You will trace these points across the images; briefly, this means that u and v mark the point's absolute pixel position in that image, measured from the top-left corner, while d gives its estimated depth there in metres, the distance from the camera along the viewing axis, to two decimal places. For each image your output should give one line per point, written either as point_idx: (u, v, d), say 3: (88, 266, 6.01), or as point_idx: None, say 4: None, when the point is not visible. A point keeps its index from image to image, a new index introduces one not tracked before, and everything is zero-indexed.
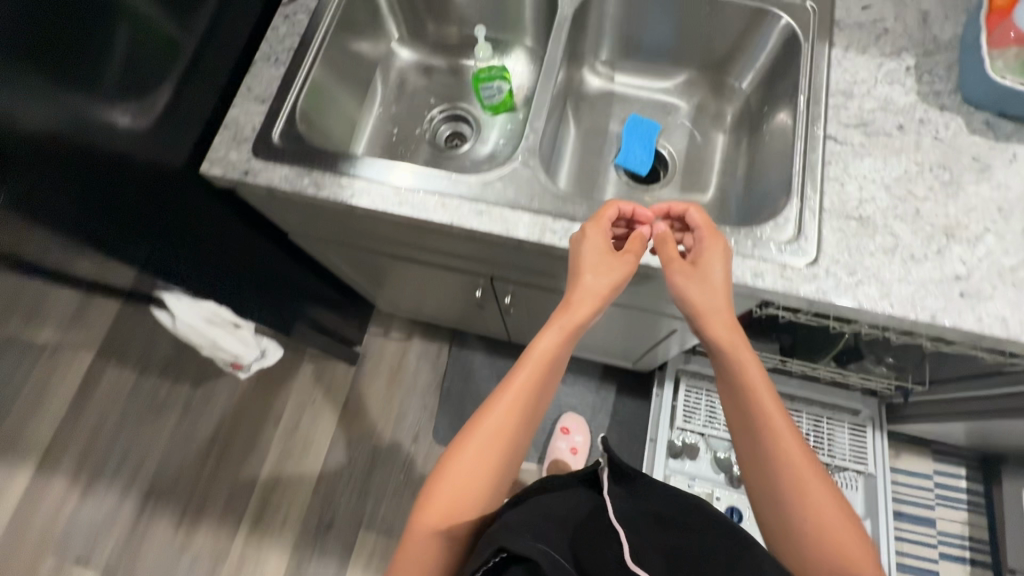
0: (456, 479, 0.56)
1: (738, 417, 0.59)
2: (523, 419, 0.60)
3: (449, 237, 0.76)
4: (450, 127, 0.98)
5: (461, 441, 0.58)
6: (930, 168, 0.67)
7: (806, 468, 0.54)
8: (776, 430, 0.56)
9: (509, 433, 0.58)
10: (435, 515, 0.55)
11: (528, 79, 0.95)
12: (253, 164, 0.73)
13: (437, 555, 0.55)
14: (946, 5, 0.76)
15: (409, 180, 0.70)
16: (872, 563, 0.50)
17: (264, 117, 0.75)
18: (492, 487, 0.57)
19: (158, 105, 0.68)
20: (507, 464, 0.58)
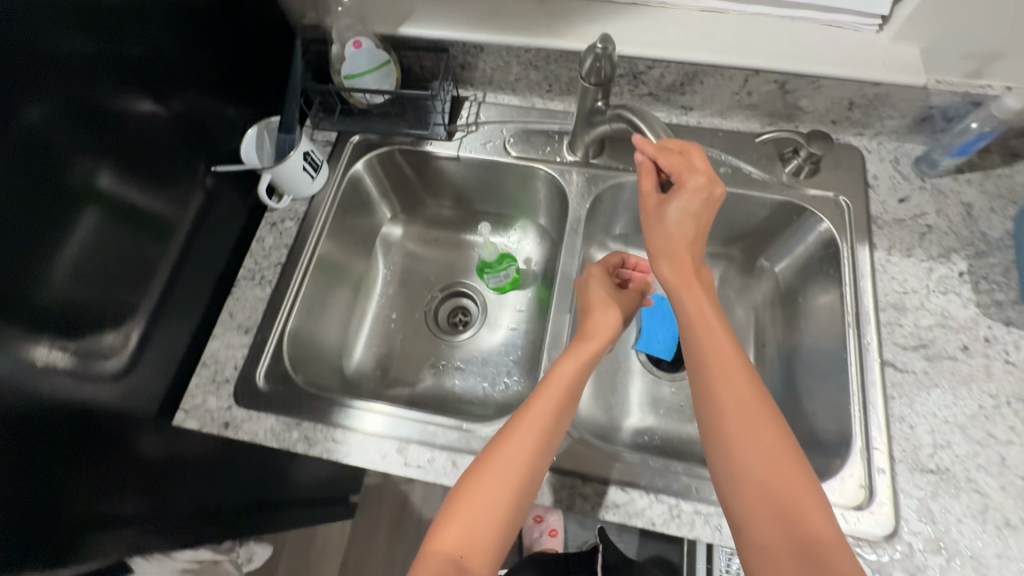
0: (467, 511, 0.49)
1: (702, 397, 0.51)
2: (547, 433, 0.54)
3: None
4: (451, 307, 0.89)
5: (471, 480, 0.51)
6: (1008, 403, 0.59)
7: (781, 463, 0.46)
8: (738, 418, 0.48)
9: (531, 457, 0.52)
10: (444, 554, 0.47)
11: (537, 255, 0.89)
12: (234, 413, 0.64)
13: None
14: (989, 195, 0.70)
15: (414, 432, 0.62)
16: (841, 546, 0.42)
17: (247, 352, 0.68)
18: (507, 525, 0.49)
19: (117, 350, 0.59)
20: (513, 499, 0.50)
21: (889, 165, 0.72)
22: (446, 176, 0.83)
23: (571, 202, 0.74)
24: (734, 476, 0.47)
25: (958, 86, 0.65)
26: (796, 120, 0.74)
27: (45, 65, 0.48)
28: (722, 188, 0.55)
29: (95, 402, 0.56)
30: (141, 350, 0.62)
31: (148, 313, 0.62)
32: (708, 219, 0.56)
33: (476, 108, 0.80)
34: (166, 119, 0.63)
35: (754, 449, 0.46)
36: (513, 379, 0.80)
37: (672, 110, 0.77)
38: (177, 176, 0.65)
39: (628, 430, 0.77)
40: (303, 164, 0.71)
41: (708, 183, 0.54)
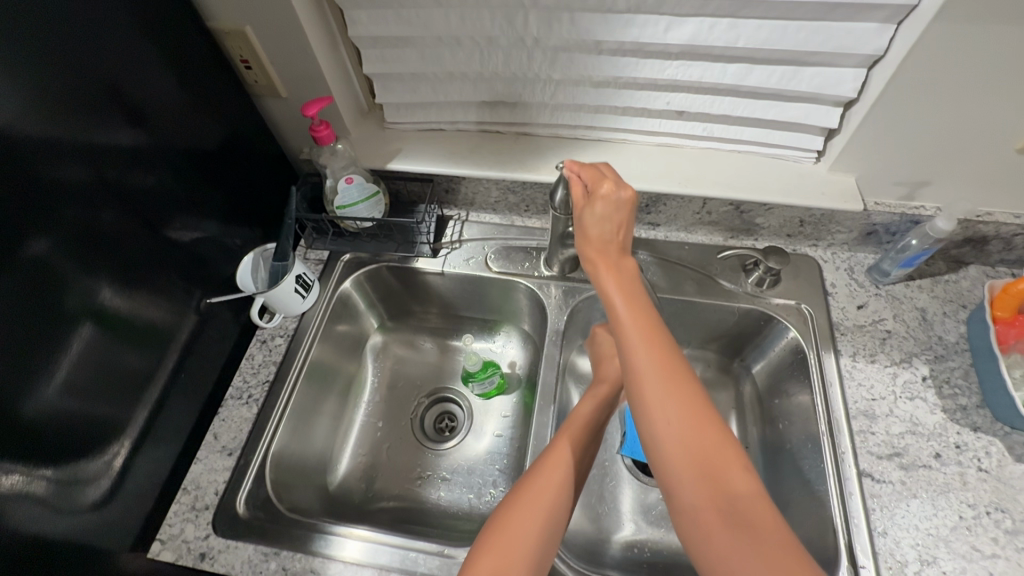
0: (499, 537, 0.51)
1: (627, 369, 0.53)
2: (567, 461, 0.57)
3: None
4: (438, 412, 0.90)
5: (504, 514, 0.53)
6: (988, 512, 0.59)
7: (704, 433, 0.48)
8: (660, 387, 0.50)
9: (553, 483, 0.55)
10: None
11: (522, 358, 0.91)
12: (212, 543, 0.63)
13: None
14: (940, 300, 0.75)
15: (394, 559, 0.61)
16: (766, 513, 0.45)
17: (229, 476, 0.68)
18: (542, 550, 0.51)
19: (101, 474, 0.59)
20: (539, 522, 0.52)
21: (845, 273, 0.78)
22: (433, 288, 0.88)
23: (550, 314, 0.79)
24: (659, 441, 0.49)
25: (894, 208, 0.72)
26: (754, 234, 0.80)
27: (56, 205, 0.53)
28: (630, 191, 0.59)
29: (71, 530, 0.56)
30: (124, 473, 0.62)
31: (134, 433, 0.64)
32: (626, 221, 0.61)
33: (460, 226, 0.87)
34: (166, 245, 0.68)
35: (679, 420, 0.49)
36: (499, 490, 0.79)
37: (640, 226, 0.83)
38: (175, 297, 0.70)
39: (617, 544, 0.75)
40: (295, 287, 0.75)
41: (615, 188, 0.59)
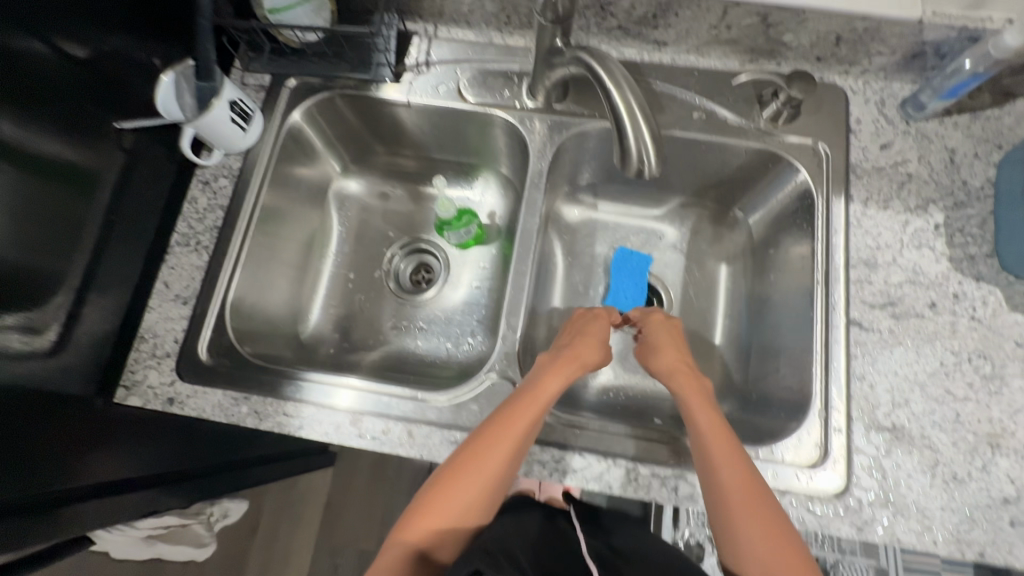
0: (433, 511, 0.50)
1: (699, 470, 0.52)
2: (510, 448, 0.51)
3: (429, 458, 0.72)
4: (413, 265, 0.85)
5: (429, 500, 0.51)
6: (969, 359, 0.58)
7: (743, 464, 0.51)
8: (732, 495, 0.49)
9: (495, 468, 0.51)
10: (416, 534, 0.50)
11: (502, 207, 0.84)
12: (178, 388, 0.61)
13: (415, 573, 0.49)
14: (975, 139, 0.66)
15: (368, 403, 0.60)
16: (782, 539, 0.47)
17: (187, 324, 0.64)
18: (487, 500, 0.51)
19: (40, 323, 0.54)
20: (481, 495, 0.51)
21: (874, 107, 0.68)
22: (400, 124, 0.77)
23: (532, 153, 0.69)
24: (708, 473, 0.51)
25: (954, 19, 0.59)
26: (778, 57, 0.68)
27: None
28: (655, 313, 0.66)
29: (11, 376, 0.51)
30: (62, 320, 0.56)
31: (61, 280, 0.56)
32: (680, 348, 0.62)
33: (426, 45, 0.72)
34: (62, 61, 0.54)
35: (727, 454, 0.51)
36: (477, 340, 0.78)
37: (644, 46, 0.70)
38: (83, 124, 0.57)
39: (593, 389, 0.76)
40: (231, 115, 0.64)
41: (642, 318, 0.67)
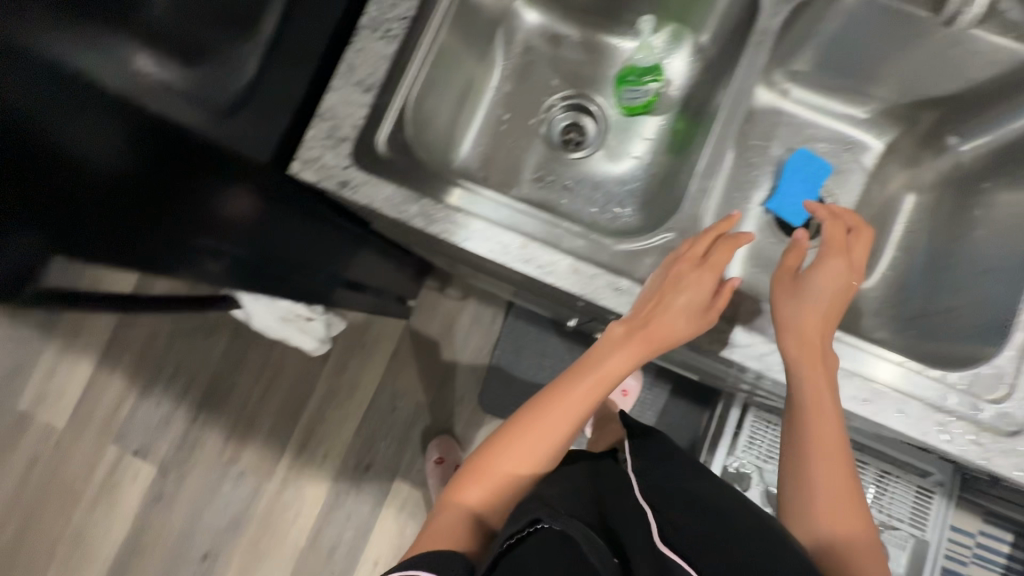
0: (488, 479, 0.57)
1: (797, 446, 0.63)
2: (567, 419, 0.57)
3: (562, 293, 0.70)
4: (567, 122, 0.80)
5: (482, 465, 0.58)
6: None
7: (841, 467, 0.61)
8: (827, 474, 0.61)
9: (552, 434, 0.57)
10: (473, 501, 0.57)
11: (682, 77, 0.77)
12: (352, 174, 0.61)
13: (469, 533, 0.55)
14: None
15: (538, 231, 0.58)
16: (864, 532, 0.60)
17: (368, 113, 0.62)
18: (544, 464, 0.57)
19: None
20: (538, 462, 0.57)
21: None
22: None
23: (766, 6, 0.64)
24: (818, 453, 0.61)
25: None
26: None
27: None
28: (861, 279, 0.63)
29: None
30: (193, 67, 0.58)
31: None
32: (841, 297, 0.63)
33: None
34: None
35: (831, 457, 0.61)
36: (626, 211, 0.75)
37: None
38: None
39: None
40: None
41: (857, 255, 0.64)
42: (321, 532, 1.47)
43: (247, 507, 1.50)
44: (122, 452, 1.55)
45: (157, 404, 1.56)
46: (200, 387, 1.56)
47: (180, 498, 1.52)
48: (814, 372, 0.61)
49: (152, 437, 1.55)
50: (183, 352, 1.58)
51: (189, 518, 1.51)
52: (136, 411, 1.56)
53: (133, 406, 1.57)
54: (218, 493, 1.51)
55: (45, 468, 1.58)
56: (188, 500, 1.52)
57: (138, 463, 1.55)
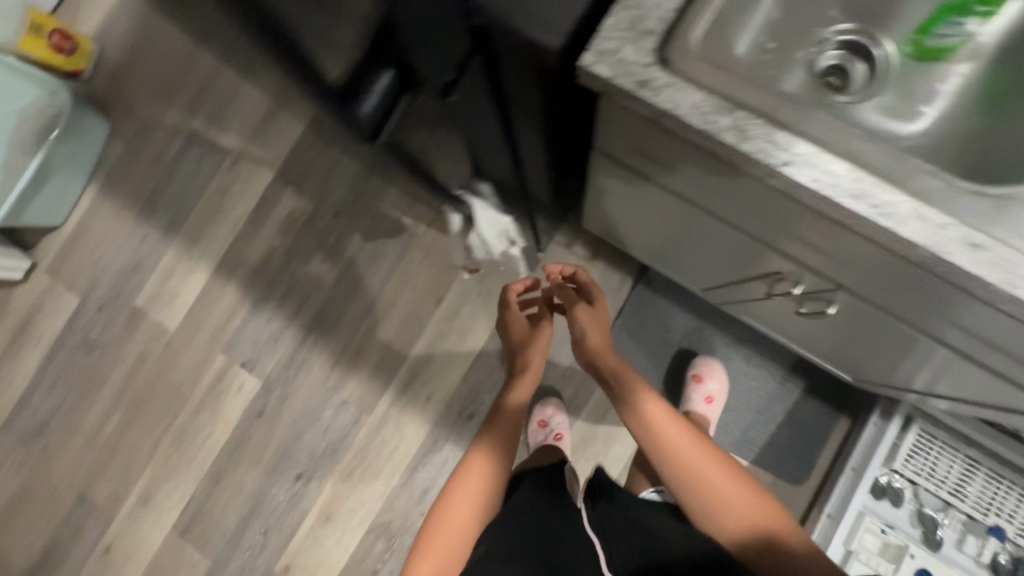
0: (430, 533, 0.93)
1: (670, 468, 0.95)
2: (471, 496, 0.97)
3: (829, 233, 0.61)
4: (837, 65, 0.71)
5: (436, 522, 0.94)
6: None
7: (693, 446, 0.95)
8: (690, 468, 0.93)
9: (463, 514, 0.95)
10: (437, 549, 0.91)
11: (988, 32, 0.69)
12: (654, 73, 0.53)
13: (460, 530, 0.93)
14: None
15: (879, 165, 0.49)
16: (733, 489, 0.91)
17: (678, 6, 0.54)
18: (478, 510, 0.96)
19: None
20: (461, 518, 0.94)
21: None
22: None
23: None
24: (668, 462, 0.95)
25: None
26: None
27: None
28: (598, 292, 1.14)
29: None
30: None
31: None
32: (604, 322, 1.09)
33: None
34: None
35: (670, 433, 0.96)
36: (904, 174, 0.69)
37: None
38: None
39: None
40: None
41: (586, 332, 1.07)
42: (417, 471, 1.47)
43: (345, 435, 1.51)
44: (230, 362, 1.58)
45: (268, 321, 1.57)
46: (312, 310, 1.55)
47: (281, 416, 1.54)
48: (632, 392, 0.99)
49: (260, 351, 1.56)
50: (299, 272, 1.56)
51: (289, 436, 1.53)
52: (247, 325, 1.57)
53: (245, 319, 1.58)
54: (319, 417, 1.52)
55: (156, 365, 1.62)
56: (289, 419, 1.53)
57: (244, 375, 1.57)
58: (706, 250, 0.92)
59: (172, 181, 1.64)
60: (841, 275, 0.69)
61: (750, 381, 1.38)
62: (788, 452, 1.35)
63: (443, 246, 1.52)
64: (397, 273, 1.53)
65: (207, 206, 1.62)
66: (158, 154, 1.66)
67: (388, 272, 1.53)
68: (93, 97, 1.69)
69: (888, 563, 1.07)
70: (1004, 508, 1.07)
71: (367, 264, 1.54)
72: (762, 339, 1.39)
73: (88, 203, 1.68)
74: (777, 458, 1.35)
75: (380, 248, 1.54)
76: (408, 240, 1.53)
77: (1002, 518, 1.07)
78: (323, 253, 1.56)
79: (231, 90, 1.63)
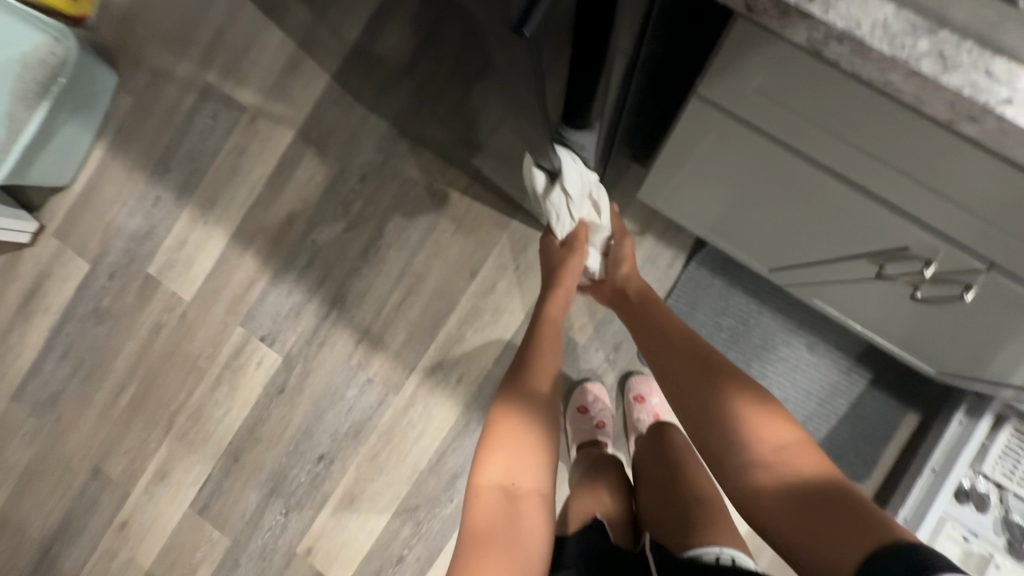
0: (495, 441, 0.75)
1: (719, 440, 0.70)
2: (532, 415, 0.79)
3: (1015, 198, 0.50)
4: None
5: (498, 433, 0.76)
6: None
7: (758, 415, 0.68)
8: (744, 425, 0.68)
9: (529, 434, 0.77)
10: (495, 477, 0.73)
11: None
12: None
13: (528, 437, 0.76)
14: None
15: None
16: (793, 481, 0.63)
17: None
18: (542, 435, 0.77)
19: None
20: (527, 439, 0.76)
21: None
22: None
23: None
24: (718, 439, 0.70)
25: None
26: None
27: None
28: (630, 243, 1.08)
29: None
30: None
31: None
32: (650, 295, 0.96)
33: None
34: None
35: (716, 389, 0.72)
36: None
37: None
38: None
39: None
40: None
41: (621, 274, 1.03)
42: (446, 455, 1.39)
43: (370, 415, 1.43)
44: (249, 336, 1.49)
45: (288, 292, 1.47)
46: (336, 282, 1.45)
47: (303, 394, 1.45)
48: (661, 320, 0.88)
49: (281, 324, 1.47)
50: (322, 241, 1.46)
51: (311, 415, 1.45)
52: (266, 296, 1.48)
53: (264, 289, 1.48)
54: (342, 395, 1.44)
55: (171, 336, 1.53)
56: (311, 396, 1.45)
57: (263, 349, 1.48)
58: (799, 221, 0.81)
59: (186, 139, 1.53)
60: (1000, 252, 0.58)
61: (811, 369, 1.27)
62: (850, 447, 1.25)
63: (477, 215, 1.40)
64: (427, 245, 1.42)
65: (224, 167, 1.51)
66: (170, 109, 1.54)
67: (419, 243, 1.42)
68: (100, 45, 1.56)
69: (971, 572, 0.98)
70: None
71: (394, 234, 1.43)
72: (827, 324, 1.27)
73: (97, 161, 1.57)
74: (837, 452, 1.25)
75: (408, 217, 1.42)
76: (439, 209, 1.41)
77: None
78: (347, 221, 1.45)
79: (248, 40, 1.50)
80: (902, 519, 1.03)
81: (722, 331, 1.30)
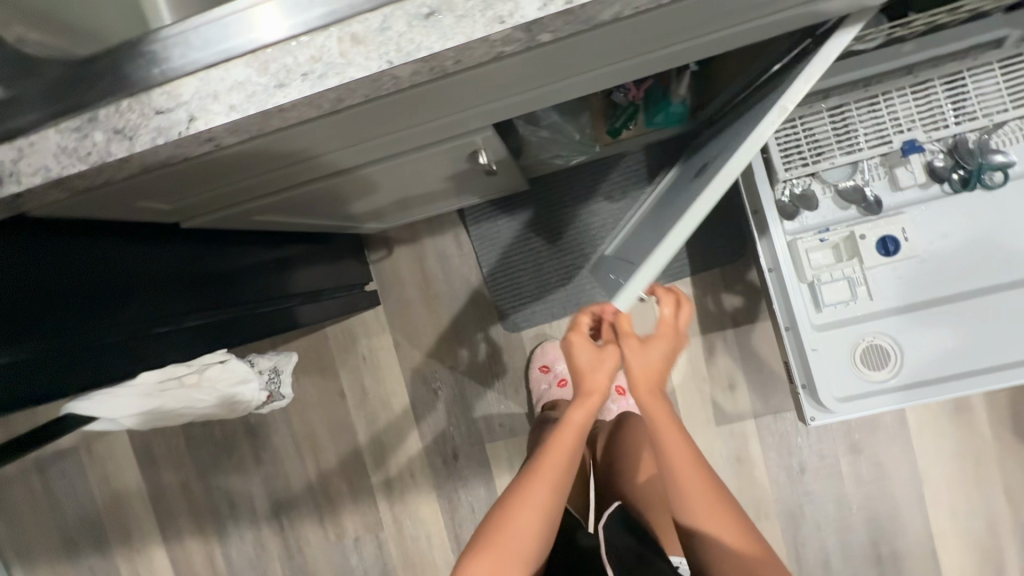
0: (482, 558, 0.63)
1: (714, 557, 0.65)
2: (517, 549, 0.63)
3: (383, 112, 0.47)
4: None
5: (484, 548, 0.64)
6: None
7: (753, 551, 0.65)
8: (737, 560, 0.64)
9: (519, 550, 0.63)
10: None
11: None
12: None
13: (513, 554, 0.63)
14: None
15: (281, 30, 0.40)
16: None
17: None
18: (538, 543, 0.65)
19: None
20: (524, 546, 0.64)
21: None
22: None
23: None
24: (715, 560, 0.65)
25: None
26: None
27: None
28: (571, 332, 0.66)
29: None
30: None
31: None
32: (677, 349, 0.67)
33: None
34: None
35: (708, 515, 0.65)
36: None
37: None
38: None
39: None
40: None
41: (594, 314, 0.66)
42: (460, 534, 1.38)
43: (383, 563, 1.42)
44: None
45: (241, 538, 1.47)
46: (263, 497, 1.45)
47: None
48: (663, 413, 0.66)
49: (260, 564, 1.47)
50: (223, 480, 1.45)
51: None
52: (230, 556, 1.48)
53: (223, 554, 1.48)
54: (351, 567, 1.43)
55: None
56: None
57: None
58: (419, 180, 0.78)
59: (63, 512, 1.53)
60: (468, 116, 0.55)
61: (628, 213, 1.24)
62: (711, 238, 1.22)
63: (299, 352, 1.39)
64: (290, 406, 1.41)
65: (108, 503, 1.50)
66: (32, 500, 1.54)
67: (284, 412, 1.41)
68: None
69: (848, 261, 0.95)
70: (900, 120, 0.91)
71: (262, 423, 1.42)
72: (603, 169, 1.23)
73: None
74: (706, 251, 1.22)
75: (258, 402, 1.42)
76: None
77: (904, 130, 0.91)
78: (224, 448, 1.44)
79: None
80: (770, 270, 1.02)
81: (540, 251, 1.28)
